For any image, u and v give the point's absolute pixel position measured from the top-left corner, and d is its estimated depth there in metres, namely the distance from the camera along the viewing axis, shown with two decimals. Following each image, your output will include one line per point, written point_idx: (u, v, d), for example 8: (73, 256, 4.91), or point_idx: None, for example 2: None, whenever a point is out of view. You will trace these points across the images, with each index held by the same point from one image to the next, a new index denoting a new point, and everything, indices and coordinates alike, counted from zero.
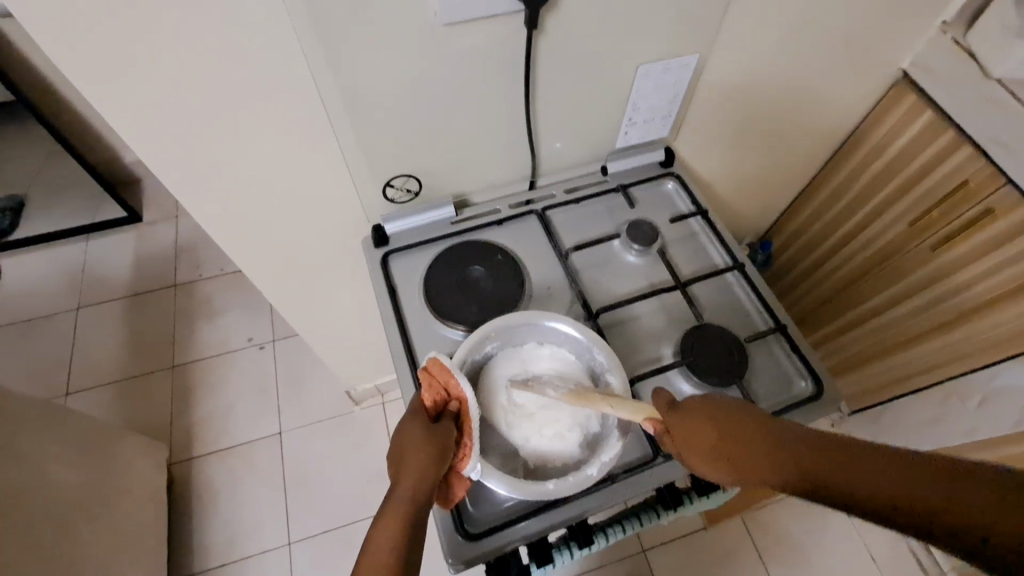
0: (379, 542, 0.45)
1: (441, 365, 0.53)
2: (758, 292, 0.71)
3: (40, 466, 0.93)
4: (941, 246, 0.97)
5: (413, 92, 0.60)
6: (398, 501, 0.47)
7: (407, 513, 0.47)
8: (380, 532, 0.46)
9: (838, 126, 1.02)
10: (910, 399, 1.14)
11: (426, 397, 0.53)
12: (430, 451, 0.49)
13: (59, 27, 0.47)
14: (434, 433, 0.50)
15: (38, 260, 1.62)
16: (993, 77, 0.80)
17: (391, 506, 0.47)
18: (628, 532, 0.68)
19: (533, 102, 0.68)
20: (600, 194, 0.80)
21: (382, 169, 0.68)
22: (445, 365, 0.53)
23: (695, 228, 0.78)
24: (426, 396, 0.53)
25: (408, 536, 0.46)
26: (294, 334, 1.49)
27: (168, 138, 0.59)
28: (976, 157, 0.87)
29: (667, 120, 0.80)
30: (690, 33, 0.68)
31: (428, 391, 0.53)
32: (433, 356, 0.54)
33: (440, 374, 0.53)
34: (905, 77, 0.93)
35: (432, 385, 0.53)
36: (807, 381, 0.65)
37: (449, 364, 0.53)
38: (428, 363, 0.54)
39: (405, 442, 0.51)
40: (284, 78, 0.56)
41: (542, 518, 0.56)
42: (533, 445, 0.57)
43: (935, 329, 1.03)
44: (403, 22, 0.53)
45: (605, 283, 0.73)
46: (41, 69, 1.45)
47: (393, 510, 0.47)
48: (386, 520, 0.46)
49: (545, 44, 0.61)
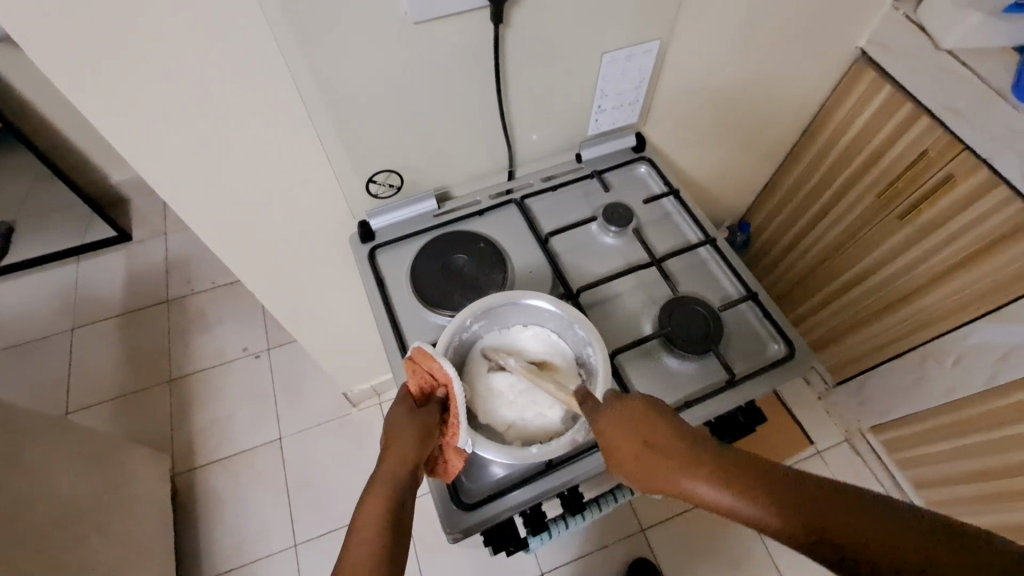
0: (365, 516, 0.48)
1: (421, 349, 0.56)
2: (729, 263, 0.75)
3: (47, 479, 0.94)
4: (908, 215, 1.01)
5: (389, 89, 0.63)
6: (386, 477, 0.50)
7: (395, 486, 0.50)
8: (369, 505, 0.49)
9: (804, 104, 1.05)
10: (891, 366, 1.19)
11: (412, 385, 0.56)
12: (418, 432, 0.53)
13: (47, 38, 0.49)
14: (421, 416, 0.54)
15: (29, 284, 1.63)
16: (945, 48, 0.84)
17: (379, 481, 0.50)
18: (620, 501, 0.71)
19: (507, 94, 0.71)
20: (576, 181, 0.83)
21: (365, 166, 0.71)
22: (429, 353, 0.55)
23: (668, 208, 0.82)
24: (412, 384, 0.56)
25: (393, 511, 0.48)
26: (289, 342, 1.51)
27: (158, 146, 0.61)
28: (934, 127, 0.91)
29: (635, 106, 0.83)
30: (652, 20, 0.71)
31: (413, 378, 0.56)
32: (417, 345, 0.56)
33: (424, 362, 0.55)
34: (863, 55, 0.98)
35: (416, 372, 0.56)
36: (780, 344, 0.69)
37: (432, 351, 0.55)
38: (415, 353, 0.56)
39: (392, 426, 0.54)
40: (267, 83, 0.59)
41: (534, 487, 0.59)
42: (518, 424, 0.59)
43: (908, 295, 1.07)
44: (376, 21, 0.56)
45: (584, 264, 0.76)
46: (23, 93, 1.47)
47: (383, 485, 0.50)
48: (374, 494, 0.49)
49: (513, 37, 0.64)
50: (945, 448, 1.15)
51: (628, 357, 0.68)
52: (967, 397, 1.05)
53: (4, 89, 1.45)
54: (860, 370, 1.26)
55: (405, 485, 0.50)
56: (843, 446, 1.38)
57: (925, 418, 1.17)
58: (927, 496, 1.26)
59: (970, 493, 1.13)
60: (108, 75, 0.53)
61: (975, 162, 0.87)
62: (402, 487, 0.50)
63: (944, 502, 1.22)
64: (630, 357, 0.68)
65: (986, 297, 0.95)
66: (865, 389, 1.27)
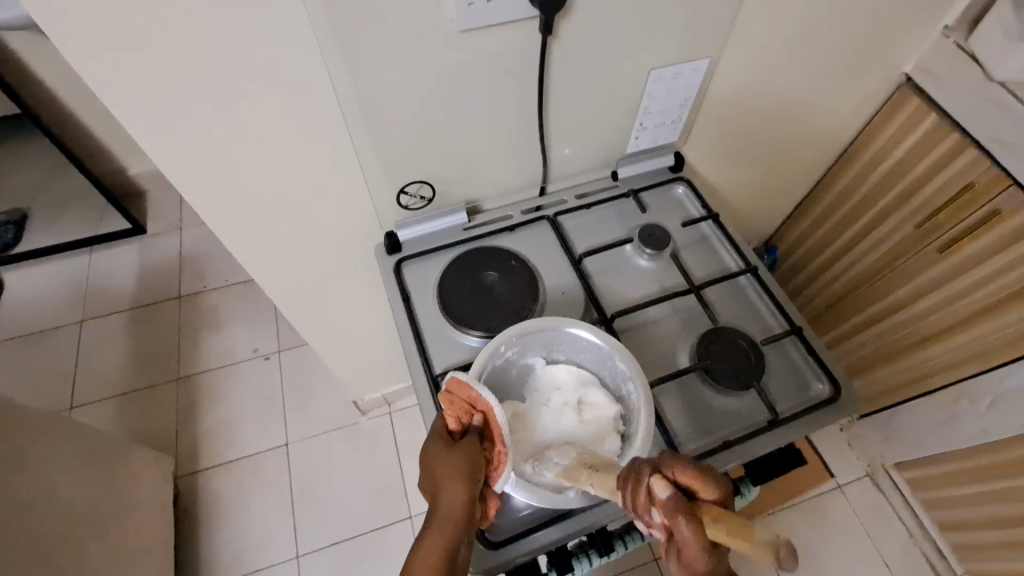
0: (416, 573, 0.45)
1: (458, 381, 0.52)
2: (771, 295, 0.71)
3: (50, 477, 0.92)
4: (948, 249, 0.98)
5: (430, 98, 0.61)
6: (434, 529, 0.47)
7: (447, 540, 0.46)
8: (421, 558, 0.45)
9: (844, 129, 1.02)
10: (920, 402, 1.14)
11: (451, 419, 0.52)
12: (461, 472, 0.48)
13: (76, 25, 0.47)
14: (465, 454, 0.49)
15: (41, 273, 1.61)
16: (997, 80, 0.81)
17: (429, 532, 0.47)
18: (646, 540, 0.68)
19: (547, 107, 0.68)
20: (611, 199, 0.80)
21: (397, 175, 0.69)
22: (464, 381, 0.52)
23: (706, 232, 0.78)
24: (451, 417, 0.52)
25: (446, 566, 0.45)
26: (300, 345, 1.48)
27: (186, 145, 0.59)
28: (982, 160, 0.88)
29: (676, 125, 0.80)
30: (701, 38, 0.69)
31: (451, 411, 0.52)
32: (451, 376, 0.53)
33: (460, 391, 0.52)
34: (908, 82, 0.94)
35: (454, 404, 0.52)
36: (824, 384, 0.65)
37: (467, 379, 0.52)
38: (449, 383, 0.53)
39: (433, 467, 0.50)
40: (301, 86, 0.57)
41: (561, 527, 0.55)
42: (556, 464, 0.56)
43: (946, 331, 1.03)
44: (420, 28, 0.54)
45: (618, 288, 0.73)
46: (47, 82, 1.46)
47: (432, 538, 0.46)
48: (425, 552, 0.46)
49: (558, 49, 0.62)
50: (974, 490, 1.11)
51: (664, 389, 0.64)
52: (1002, 440, 1.01)
53: (28, 77, 1.44)
54: (888, 405, 1.22)
55: (457, 538, 0.47)
56: (865, 481, 1.32)
57: (954, 459, 1.13)
58: (953, 539, 1.21)
59: (1000, 541, 1.08)
60: (139, 70, 0.51)
61: None
62: (453, 543, 0.46)
63: (971, 546, 1.17)
64: (666, 390, 0.64)
65: None
66: (892, 424, 1.23)
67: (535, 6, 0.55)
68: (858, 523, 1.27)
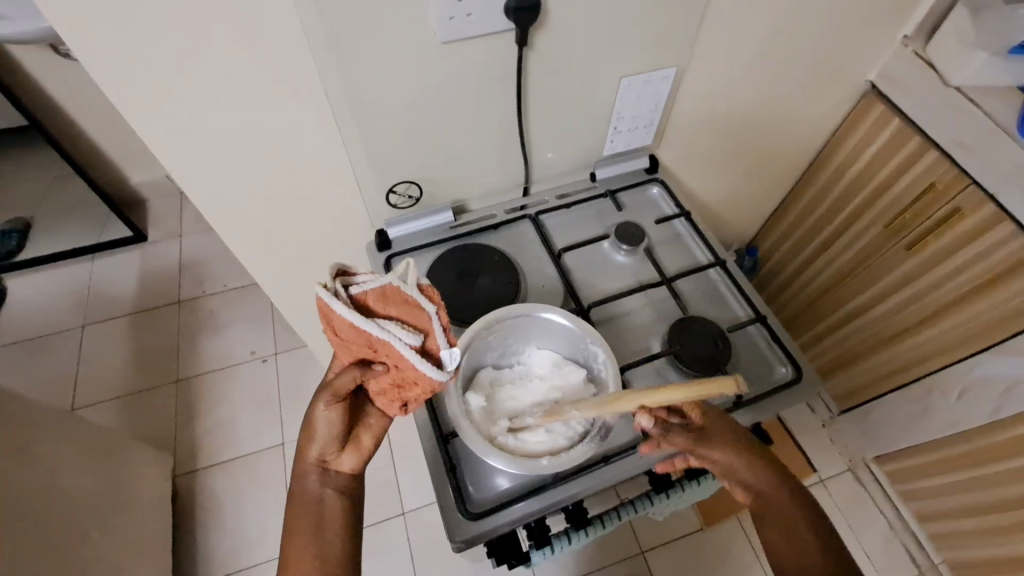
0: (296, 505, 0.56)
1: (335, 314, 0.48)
2: (739, 285, 0.76)
3: (54, 471, 0.95)
4: (915, 245, 1.02)
5: (416, 103, 0.65)
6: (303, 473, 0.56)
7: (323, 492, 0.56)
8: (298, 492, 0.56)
9: (815, 134, 1.08)
10: (895, 396, 1.18)
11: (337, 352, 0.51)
12: (328, 430, 0.54)
13: (89, 34, 0.51)
14: (323, 413, 0.54)
15: (43, 280, 1.65)
16: (953, 85, 0.87)
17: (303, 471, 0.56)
18: (624, 519, 0.71)
19: (526, 113, 0.73)
20: (590, 199, 0.85)
21: (386, 177, 0.73)
22: (336, 310, 0.48)
23: (679, 229, 0.83)
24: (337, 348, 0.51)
25: (315, 508, 0.56)
26: (296, 347, 1.52)
27: (193, 152, 0.64)
28: (942, 161, 0.93)
29: (650, 129, 0.85)
30: (669, 48, 0.74)
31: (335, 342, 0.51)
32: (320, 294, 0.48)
33: (334, 321, 0.48)
34: (874, 89, 1.00)
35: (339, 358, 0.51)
36: (788, 368, 0.69)
37: (336, 306, 0.47)
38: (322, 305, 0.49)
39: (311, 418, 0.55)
40: (300, 98, 0.62)
41: (539, 499, 0.59)
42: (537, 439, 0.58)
43: (916, 325, 1.08)
44: (406, 40, 0.59)
45: (596, 281, 0.77)
46: (52, 93, 1.51)
47: (305, 474, 0.56)
48: (302, 499, 0.56)
49: (535, 57, 0.67)
50: (948, 480, 1.14)
51: (637, 373, 0.69)
52: (972, 429, 1.05)
53: (35, 91, 1.50)
54: (865, 401, 1.27)
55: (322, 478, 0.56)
56: (847, 475, 1.36)
57: (929, 450, 1.16)
58: (930, 528, 1.24)
59: (973, 528, 1.12)
60: (152, 82, 0.56)
61: (983, 196, 0.89)
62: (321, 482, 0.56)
63: (949, 536, 1.20)
64: (639, 373, 0.69)
65: (993, 329, 0.96)
66: (870, 418, 1.27)
67: (510, 20, 0.60)
68: (840, 516, 1.31)
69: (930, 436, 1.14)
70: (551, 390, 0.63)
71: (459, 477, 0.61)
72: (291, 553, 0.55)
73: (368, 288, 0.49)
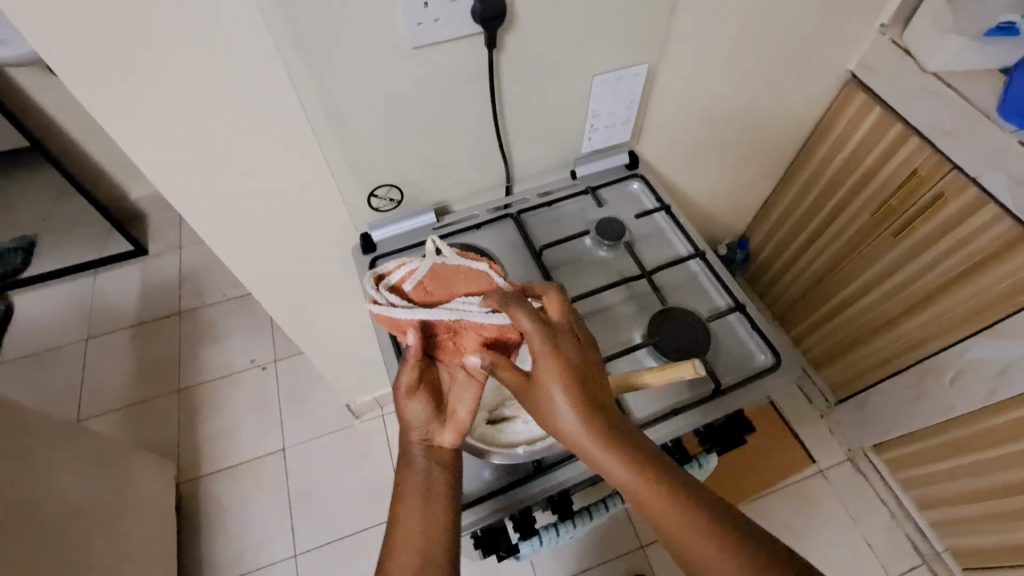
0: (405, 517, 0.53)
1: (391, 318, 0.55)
2: (719, 275, 0.77)
3: (58, 480, 0.97)
4: (902, 233, 1.03)
5: (391, 108, 0.67)
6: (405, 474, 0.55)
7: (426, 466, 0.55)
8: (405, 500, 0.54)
9: (798, 124, 1.09)
10: (889, 383, 1.19)
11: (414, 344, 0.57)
12: (416, 413, 0.55)
13: (69, 54, 0.53)
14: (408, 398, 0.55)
15: (47, 295, 1.68)
16: (930, 70, 0.88)
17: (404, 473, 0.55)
18: (611, 510, 0.71)
19: (502, 113, 0.75)
20: (571, 196, 0.86)
21: (367, 181, 0.75)
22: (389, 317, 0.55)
23: (660, 222, 0.84)
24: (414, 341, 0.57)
25: (424, 499, 0.53)
26: (295, 354, 1.54)
27: (179, 166, 0.66)
28: (924, 147, 0.94)
29: (627, 125, 0.86)
30: (641, 44, 0.75)
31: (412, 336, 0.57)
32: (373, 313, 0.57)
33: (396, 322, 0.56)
34: (854, 78, 1.01)
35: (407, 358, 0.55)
36: (767, 355, 0.70)
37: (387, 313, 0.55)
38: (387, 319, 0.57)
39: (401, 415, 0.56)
40: (278, 106, 0.64)
41: (522, 489, 0.60)
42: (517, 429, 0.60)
43: (907, 312, 1.08)
44: (377, 47, 0.60)
45: (578, 277, 0.79)
46: (49, 112, 1.55)
47: (407, 473, 0.54)
48: (409, 478, 0.54)
49: (506, 59, 0.68)
50: (945, 465, 1.14)
51: (618, 364, 0.70)
52: (966, 414, 1.05)
53: (34, 110, 1.53)
54: (861, 389, 1.27)
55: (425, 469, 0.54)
56: (846, 465, 1.35)
57: (925, 437, 1.16)
58: (930, 515, 1.24)
59: (972, 514, 1.12)
60: (134, 99, 0.58)
61: (965, 181, 0.89)
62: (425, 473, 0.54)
63: (948, 522, 1.20)
64: (620, 364, 0.70)
65: (982, 313, 0.95)
66: (866, 406, 1.27)
67: (478, 23, 0.61)
68: (840, 506, 1.31)
69: (925, 422, 1.14)
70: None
71: None
72: (398, 527, 0.52)
73: (421, 275, 0.58)
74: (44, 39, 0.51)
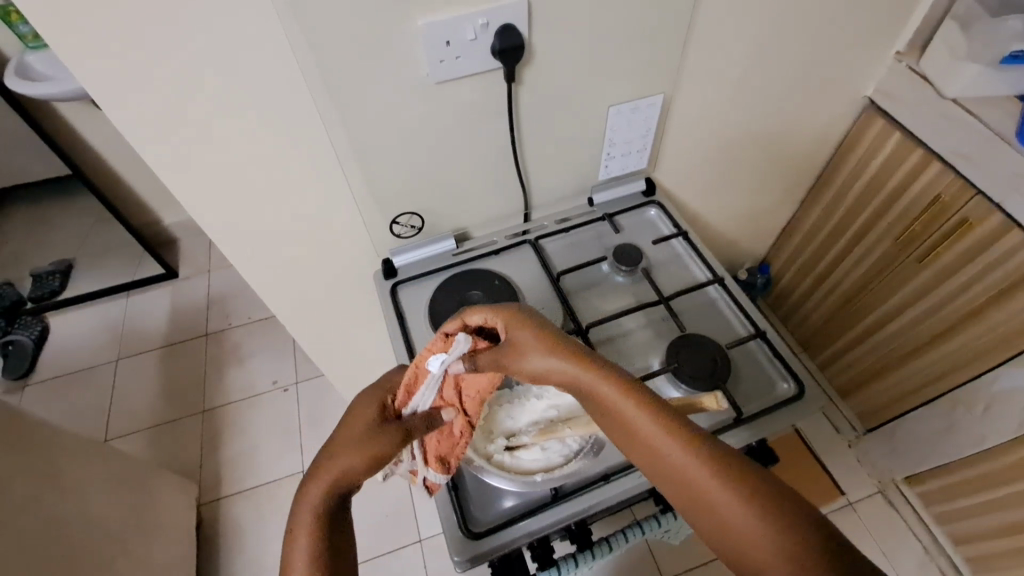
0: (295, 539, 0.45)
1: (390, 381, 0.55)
2: (737, 302, 0.77)
3: (84, 499, 0.99)
4: (927, 258, 1.01)
5: (414, 140, 0.70)
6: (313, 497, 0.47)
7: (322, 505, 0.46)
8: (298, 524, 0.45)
9: (816, 149, 1.09)
10: (920, 413, 1.15)
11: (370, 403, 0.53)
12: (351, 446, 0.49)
13: (115, 93, 0.57)
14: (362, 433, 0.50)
15: (82, 317, 1.75)
16: (948, 96, 0.88)
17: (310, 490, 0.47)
18: (632, 540, 0.69)
19: (521, 144, 0.77)
20: (588, 223, 0.87)
21: (390, 209, 0.77)
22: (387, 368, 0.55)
23: (678, 248, 0.85)
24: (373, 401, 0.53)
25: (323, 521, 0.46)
26: (316, 376, 1.56)
27: (211, 193, 0.69)
28: (945, 172, 0.93)
29: (644, 152, 0.87)
30: (656, 76, 0.77)
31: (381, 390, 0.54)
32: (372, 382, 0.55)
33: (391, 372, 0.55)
34: (872, 104, 1.01)
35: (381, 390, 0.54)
36: (790, 383, 0.69)
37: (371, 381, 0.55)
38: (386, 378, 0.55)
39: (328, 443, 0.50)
40: (305, 135, 0.66)
41: (540, 518, 0.59)
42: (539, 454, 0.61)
43: (936, 339, 1.05)
44: (401, 82, 0.63)
45: (595, 302, 0.79)
46: (93, 143, 1.64)
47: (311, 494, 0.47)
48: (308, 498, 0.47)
49: (525, 92, 0.71)
50: (980, 501, 1.09)
51: None
52: (1000, 447, 1.00)
53: (78, 141, 1.62)
54: (890, 418, 1.23)
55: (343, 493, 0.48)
56: (877, 498, 1.30)
57: (958, 470, 1.12)
58: (969, 554, 1.18)
59: (1011, 554, 1.06)
60: (172, 130, 0.61)
61: (990, 205, 0.88)
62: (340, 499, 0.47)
63: (988, 563, 1.14)
64: None
65: (1013, 340, 0.92)
66: (896, 436, 1.23)
67: (498, 59, 0.64)
68: (872, 542, 1.25)
69: (959, 454, 1.09)
70: (548, 408, 0.64)
71: (460, 495, 0.61)
72: (288, 563, 0.44)
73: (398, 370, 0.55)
74: (95, 81, 0.55)
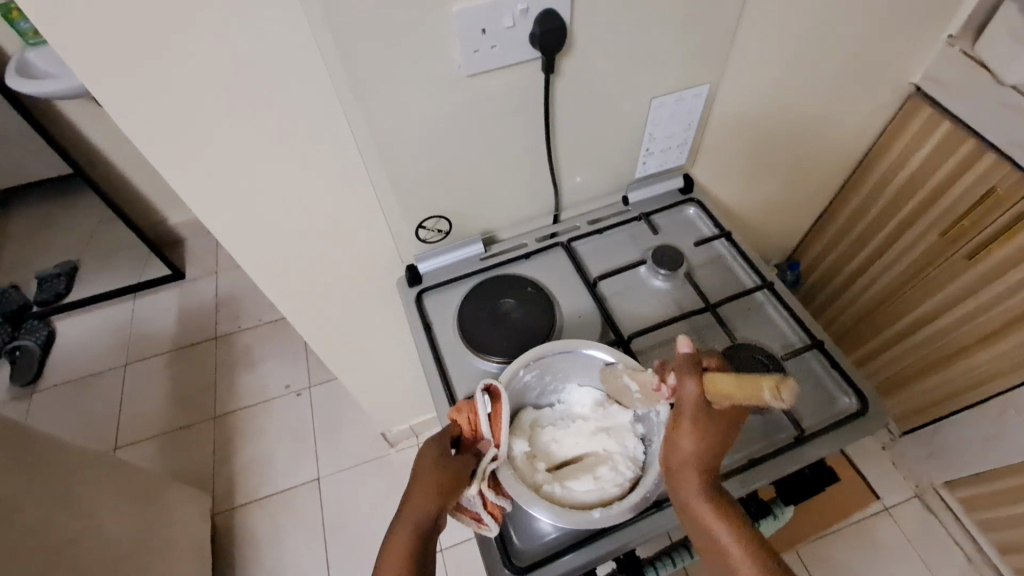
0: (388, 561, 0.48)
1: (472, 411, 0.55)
2: (789, 309, 0.71)
3: (95, 517, 0.95)
4: (976, 256, 0.95)
5: (442, 137, 0.65)
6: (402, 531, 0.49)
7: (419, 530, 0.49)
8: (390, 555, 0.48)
9: (857, 140, 1.03)
10: (964, 417, 1.10)
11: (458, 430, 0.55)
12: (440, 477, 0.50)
13: (118, 89, 0.52)
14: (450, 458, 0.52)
15: (89, 321, 1.71)
16: (1008, 83, 0.81)
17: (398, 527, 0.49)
18: (679, 565, 0.65)
19: (553, 141, 0.72)
20: (623, 223, 0.82)
21: (415, 212, 0.73)
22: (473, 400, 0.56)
23: (720, 250, 0.79)
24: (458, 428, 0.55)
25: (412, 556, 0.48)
26: (329, 380, 1.52)
27: (224, 196, 0.64)
28: (1001, 164, 0.87)
29: (684, 146, 0.82)
30: (699, 65, 0.71)
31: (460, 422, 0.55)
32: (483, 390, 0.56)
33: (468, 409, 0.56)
34: (919, 91, 0.95)
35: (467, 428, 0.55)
36: (851, 398, 0.64)
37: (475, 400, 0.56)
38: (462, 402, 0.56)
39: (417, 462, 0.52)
40: (325, 133, 0.61)
41: (587, 550, 0.55)
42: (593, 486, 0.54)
43: (984, 340, 1.00)
44: (429, 74, 0.58)
45: (634, 308, 0.74)
46: (96, 142, 1.59)
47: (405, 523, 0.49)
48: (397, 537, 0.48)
49: (562, 84, 0.65)
50: None
51: None
52: None
53: (81, 140, 1.58)
54: (929, 421, 1.18)
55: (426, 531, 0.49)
56: (913, 502, 1.26)
57: (1005, 475, 1.07)
58: (1013, 561, 1.13)
59: None
60: (182, 130, 0.57)
61: None
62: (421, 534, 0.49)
63: None
64: None
65: None
66: (937, 440, 1.18)
67: (535, 47, 0.59)
68: (910, 549, 1.21)
69: (1007, 459, 1.04)
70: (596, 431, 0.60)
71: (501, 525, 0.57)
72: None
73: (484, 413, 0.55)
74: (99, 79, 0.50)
